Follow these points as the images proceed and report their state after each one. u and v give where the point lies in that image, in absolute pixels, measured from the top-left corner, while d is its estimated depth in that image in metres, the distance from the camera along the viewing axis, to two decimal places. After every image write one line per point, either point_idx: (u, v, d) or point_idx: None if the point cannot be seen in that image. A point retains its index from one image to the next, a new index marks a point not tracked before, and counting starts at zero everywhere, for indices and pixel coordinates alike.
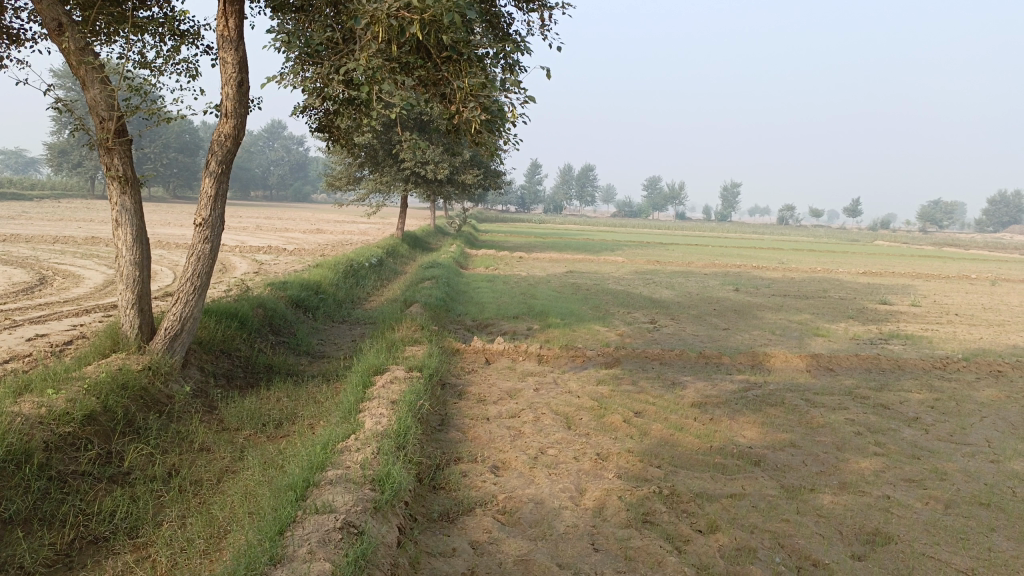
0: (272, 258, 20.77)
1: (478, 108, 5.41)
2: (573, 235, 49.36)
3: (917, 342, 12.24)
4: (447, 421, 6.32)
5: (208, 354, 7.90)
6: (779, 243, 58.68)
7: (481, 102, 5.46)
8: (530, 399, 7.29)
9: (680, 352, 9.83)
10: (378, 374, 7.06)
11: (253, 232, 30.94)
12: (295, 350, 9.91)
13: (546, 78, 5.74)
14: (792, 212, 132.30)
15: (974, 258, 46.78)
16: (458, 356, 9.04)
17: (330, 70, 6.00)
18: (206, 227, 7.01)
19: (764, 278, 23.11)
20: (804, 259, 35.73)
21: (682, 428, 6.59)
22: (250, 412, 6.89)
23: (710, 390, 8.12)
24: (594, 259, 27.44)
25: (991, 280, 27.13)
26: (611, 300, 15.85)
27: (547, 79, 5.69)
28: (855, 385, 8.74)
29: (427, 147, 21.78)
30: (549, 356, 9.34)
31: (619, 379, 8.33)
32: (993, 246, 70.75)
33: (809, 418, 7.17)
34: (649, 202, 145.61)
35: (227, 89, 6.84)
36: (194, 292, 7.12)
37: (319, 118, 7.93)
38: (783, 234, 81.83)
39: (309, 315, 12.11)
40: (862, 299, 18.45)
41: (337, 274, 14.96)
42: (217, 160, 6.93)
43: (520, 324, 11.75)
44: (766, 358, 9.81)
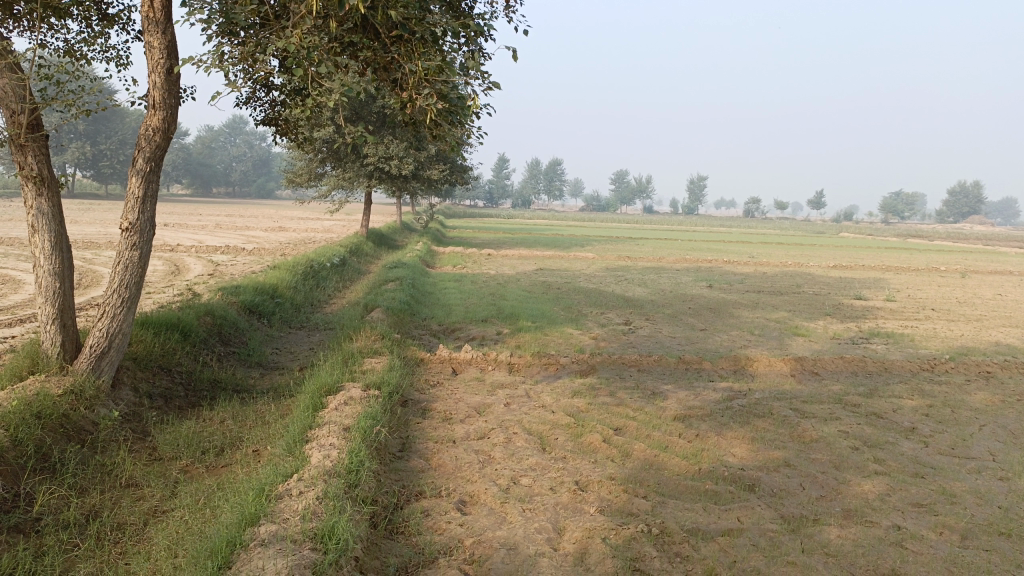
0: (229, 258, 19.87)
1: (433, 95, 4.80)
2: (542, 231, 48.94)
3: (899, 341, 11.83)
4: (408, 447, 5.68)
5: (144, 372, 7.17)
6: (748, 236, 58.72)
7: (438, 89, 4.86)
8: (500, 416, 6.66)
9: (659, 357, 9.28)
10: (331, 393, 6.38)
11: (213, 230, 29.89)
12: (246, 362, 9.17)
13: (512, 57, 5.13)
14: (757, 203, 133.33)
15: (938, 248, 47.20)
16: (422, 366, 8.39)
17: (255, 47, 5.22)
18: (134, 232, 6.29)
19: (736, 273, 22.71)
20: (773, 253, 35.47)
21: (667, 448, 6.02)
22: (187, 438, 6.20)
23: (693, 400, 7.57)
24: (564, 255, 26.84)
25: (960, 272, 27.11)
26: (583, 299, 15.28)
27: (513, 59, 5.09)
28: (843, 391, 8.26)
29: (390, 142, 21.02)
30: (519, 365, 8.73)
31: (595, 391, 7.74)
32: (953, 236, 72.02)
33: (801, 431, 6.65)
34: (617, 196, 145.43)
35: (154, 77, 6.14)
36: (122, 305, 6.39)
37: (262, 108, 7.35)
38: (752, 227, 82.21)
39: (263, 321, 11.35)
40: (836, 295, 18.10)
41: (296, 276, 14.19)
42: (145, 157, 6.21)
43: (489, 328, 11.12)
44: (749, 363, 9.29)
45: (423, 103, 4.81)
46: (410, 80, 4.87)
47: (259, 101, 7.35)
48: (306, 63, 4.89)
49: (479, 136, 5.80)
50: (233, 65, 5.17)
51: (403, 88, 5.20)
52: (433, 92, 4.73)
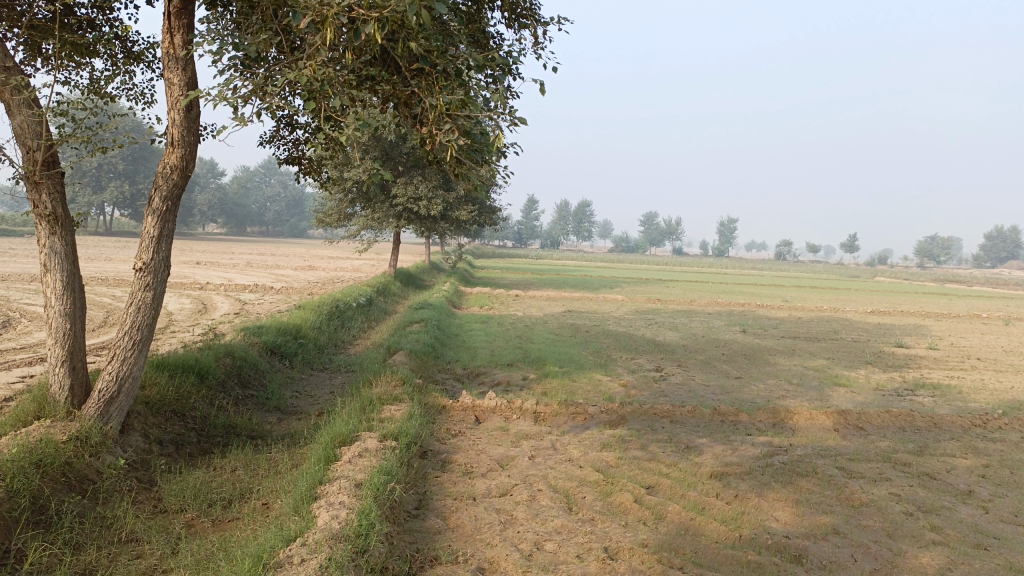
0: (257, 297, 19.80)
1: (455, 130, 4.52)
2: (571, 272, 48.67)
3: (946, 393, 11.23)
4: (425, 504, 5.30)
5: (156, 417, 6.91)
6: (780, 279, 57.89)
7: (460, 124, 4.58)
8: (524, 471, 6.27)
9: (693, 407, 8.82)
10: (346, 444, 6.05)
11: (244, 269, 30.04)
12: (264, 406, 8.88)
13: (542, 91, 4.88)
14: (788, 247, 132.12)
15: (975, 294, 46.05)
16: (444, 414, 8.04)
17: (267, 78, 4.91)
18: (148, 272, 6.09)
19: (771, 318, 22.13)
20: (808, 297, 34.72)
21: (703, 510, 5.58)
22: (194, 489, 5.90)
23: (730, 456, 7.12)
24: (593, 298, 26.47)
25: (1004, 319, 26.24)
26: (613, 343, 14.85)
27: (542, 94, 4.84)
28: (891, 448, 7.75)
29: (419, 182, 20.99)
30: (546, 414, 8.34)
31: (625, 443, 7.32)
32: (991, 281, 70.48)
33: (849, 494, 6.16)
34: (647, 238, 145.01)
35: (174, 114, 5.99)
36: (132, 347, 6.15)
37: (286, 147, 7.24)
38: (784, 271, 81.31)
39: (284, 363, 11.10)
40: (876, 342, 17.45)
41: (320, 316, 13.98)
42: (162, 195, 6.02)
43: (515, 373, 10.75)
44: (788, 416, 8.79)
45: (444, 138, 4.53)
46: (430, 114, 4.61)
47: (283, 140, 7.25)
48: (322, 96, 4.66)
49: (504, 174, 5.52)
50: (246, 98, 4.92)
51: (423, 123, 4.95)
52: (455, 127, 4.45)
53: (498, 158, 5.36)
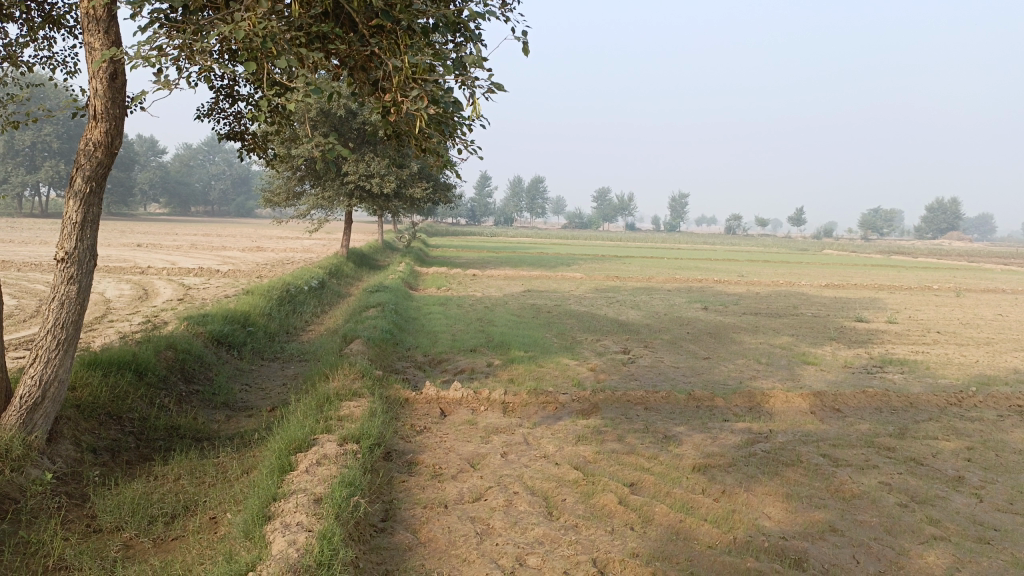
0: (202, 281, 18.91)
1: (425, 97, 3.97)
2: (527, 249, 48.21)
3: (914, 369, 11.11)
4: (391, 516, 4.80)
5: (89, 422, 6.28)
6: (732, 253, 58.32)
7: (430, 91, 4.03)
8: (497, 471, 5.81)
9: (667, 393, 8.46)
10: (302, 448, 5.51)
11: (190, 251, 28.86)
12: (210, 402, 8.25)
13: (521, 50, 4.35)
14: (739, 221, 133.86)
15: (918, 266, 47.07)
16: (407, 408, 7.53)
17: (196, 32, 4.25)
18: (72, 263, 5.42)
19: (730, 294, 22.02)
20: (762, 271, 34.94)
21: (691, 509, 5.21)
22: (133, 502, 5.31)
23: (711, 445, 6.77)
24: (552, 276, 26.04)
25: (954, 290, 26.65)
26: (576, 324, 14.45)
27: (522, 53, 4.32)
28: (872, 432, 7.50)
29: (371, 159, 20.26)
30: (515, 404, 7.89)
31: (601, 435, 6.92)
32: (933, 253, 72.24)
33: (839, 485, 5.87)
34: (600, 214, 145.37)
35: (95, 84, 5.30)
36: (57, 348, 5.48)
37: (227, 121, 6.61)
38: (734, 245, 82.12)
39: (232, 353, 10.42)
40: (836, 317, 17.42)
41: (270, 301, 13.26)
42: (84, 176, 5.36)
43: (479, 359, 10.25)
44: (764, 399, 8.48)
45: (412, 106, 3.98)
46: (394, 78, 4.05)
47: (223, 114, 6.62)
48: (265, 56, 4.07)
49: (473, 148, 4.97)
50: (172, 58, 4.26)
51: (385, 89, 4.39)
52: (425, 92, 3.90)
53: (466, 129, 4.81)
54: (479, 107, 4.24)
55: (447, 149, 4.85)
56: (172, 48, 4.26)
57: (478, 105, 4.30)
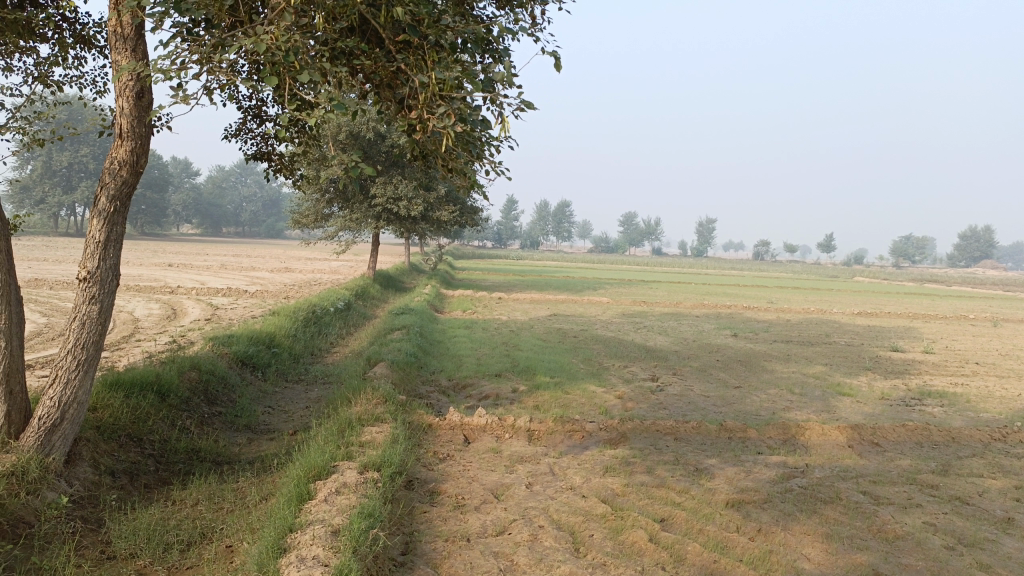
0: (229, 302, 18.96)
1: (452, 114, 3.83)
2: (553, 273, 48.02)
3: (954, 402, 10.72)
4: (412, 550, 4.62)
5: (108, 444, 6.19)
6: (761, 279, 57.64)
7: (457, 108, 3.90)
8: (522, 502, 5.61)
9: (697, 423, 8.21)
10: (323, 475, 5.36)
11: (219, 271, 29.08)
12: (232, 424, 8.15)
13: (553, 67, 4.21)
14: (767, 247, 132.70)
15: (952, 295, 46.16)
16: (430, 435, 7.36)
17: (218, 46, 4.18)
18: (93, 283, 5.36)
19: (760, 320, 21.64)
20: (792, 298, 34.43)
21: (725, 548, 4.97)
22: (150, 528, 5.18)
23: (745, 480, 6.51)
24: (578, 300, 25.81)
25: (992, 320, 25.98)
26: (603, 349, 14.22)
27: (554, 69, 4.17)
28: (913, 468, 7.19)
29: (399, 182, 20.29)
30: (541, 432, 7.69)
31: (630, 466, 6.69)
32: (968, 281, 70.85)
33: (881, 525, 5.59)
34: (626, 238, 144.94)
35: (122, 102, 5.27)
36: (77, 368, 5.41)
37: (254, 142, 6.57)
38: (763, 271, 81.28)
39: (256, 375, 10.34)
40: (870, 346, 16.99)
41: (295, 322, 13.21)
42: (109, 195, 5.30)
43: (504, 384, 10.07)
44: (799, 431, 8.19)
45: (439, 124, 3.84)
46: (421, 94, 3.92)
47: (250, 134, 6.58)
48: (288, 70, 3.98)
49: (501, 168, 4.82)
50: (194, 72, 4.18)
51: (411, 106, 4.27)
52: (452, 109, 3.76)
53: (493, 149, 4.67)
54: (509, 125, 4.10)
55: (475, 169, 4.70)
56: (194, 62, 4.19)
57: (508, 124, 4.15)
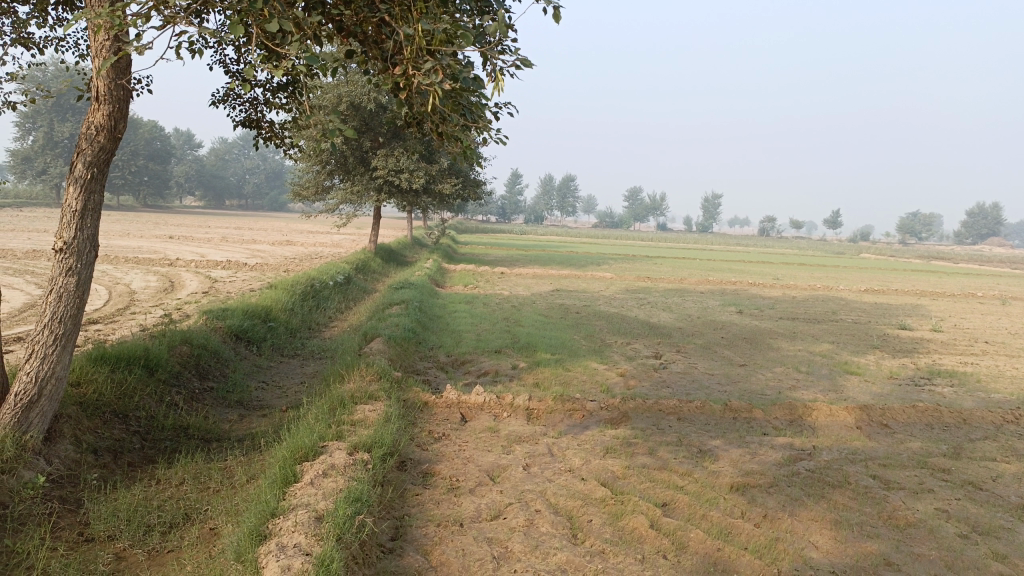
0: (228, 274, 18.73)
1: (440, 70, 3.54)
2: (556, 248, 47.70)
3: (965, 382, 10.48)
4: (401, 536, 4.41)
5: (92, 420, 5.98)
6: (766, 256, 57.20)
7: (447, 64, 3.60)
8: (518, 485, 5.39)
9: (702, 402, 7.97)
10: (311, 456, 5.15)
11: (220, 244, 28.84)
12: (224, 400, 7.94)
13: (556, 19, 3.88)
14: (772, 223, 132.01)
15: (960, 272, 45.65)
16: (426, 413, 7.14)
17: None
18: (70, 254, 5.12)
19: (765, 297, 21.36)
20: (798, 274, 34.07)
21: (729, 535, 4.76)
22: (131, 509, 4.98)
23: (750, 462, 6.29)
24: (581, 275, 25.53)
25: (1000, 298, 25.63)
26: (605, 326, 13.97)
27: (558, 21, 3.85)
28: (924, 451, 6.96)
29: (400, 154, 19.94)
30: (540, 411, 7.47)
31: (631, 448, 6.47)
32: (974, 259, 70.32)
33: (892, 511, 5.37)
34: (631, 213, 144.32)
35: (99, 63, 4.99)
36: (54, 343, 5.18)
37: (242, 109, 6.29)
38: (768, 247, 80.72)
39: (251, 349, 10.14)
40: (878, 324, 16.70)
41: (293, 296, 12.97)
42: (85, 162, 5.05)
43: (504, 360, 9.85)
44: (806, 412, 7.96)
45: (425, 81, 3.55)
46: (406, 49, 3.64)
47: (238, 100, 6.29)
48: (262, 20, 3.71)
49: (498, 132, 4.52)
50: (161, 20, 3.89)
51: (397, 62, 3.99)
52: (439, 66, 3.48)
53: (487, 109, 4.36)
54: (503, 84, 3.82)
55: (468, 131, 4.41)
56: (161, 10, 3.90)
57: (501, 82, 3.87)
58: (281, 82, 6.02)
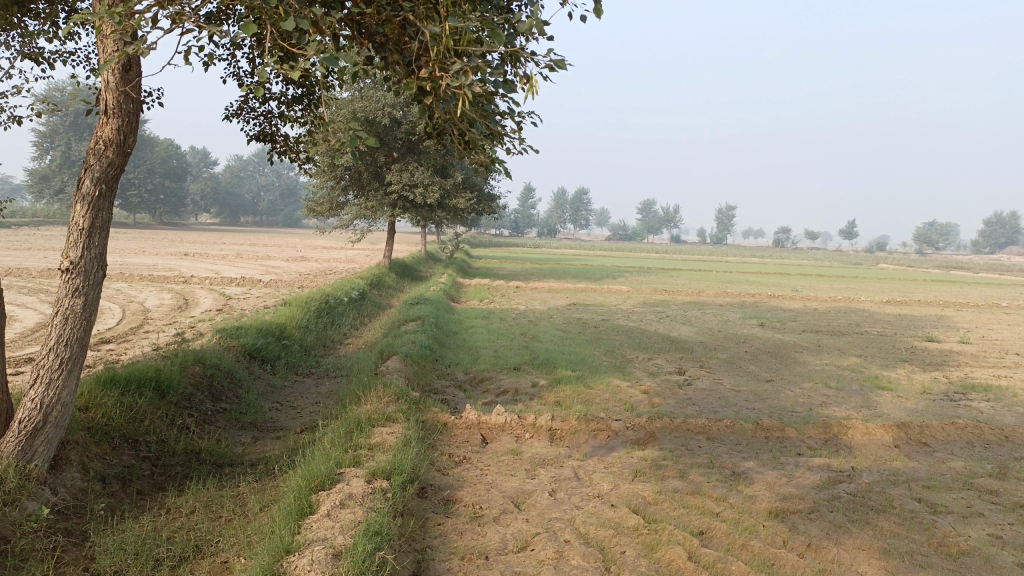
0: (243, 292, 18.59)
1: (468, 71, 3.30)
2: (570, 261, 47.47)
3: (1001, 396, 10.11)
4: (423, 571, 4.15)
5: (101, 445, 5.76)
6: (783, 267, 56.70)
7: (476, 65, 3.36)
8: (545, 512, 5.12)
9: (731, 421, 7.67)
10: (327, 485, 4.89)
11: (235, 260, 28.79)
12: (238, 422, 7.71)
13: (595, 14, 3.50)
14: (787, 234, 131.28)
15: (982, 281, 45.00)
16: (445, 435, 6.88)
17: None
18: (77, 274, 4.92)
19: (786, 309, 21.01)
20: (818, 286, 33.62)
21: (772, 567, 4.46)
22: (138, 541, 4.73)
23: (787, 486, 5.98)
24: (598, 289, 25.23)
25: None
26: (626, 340, 13.69)
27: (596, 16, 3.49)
28: (968, 471, 6.63)
29: (414, 168, 19.79)
30: (563, 432, 7.19)
31: (661, 470, 6.19)
32: (995, 268, 69.37)
33: (943, 538, 5.05)
34: (645, 225, 144.10)
35: (106, 76, 4.81)
36: (60, 367, 4.97)
37: (256, 122, 6.11)
38: (784, 258, 80.15)
39: (265, 369, 9.93)
40: (904, 336, 16.31)
41: (308, 313, 12.77)
42: (93, 178, 4.84)
43: (524, 378, 9.59)
44: (841, 430, 7.63)
45: (454, 83, 3.31)
46: (432, 49, 3.40)
47: (252, 113, 6.11)
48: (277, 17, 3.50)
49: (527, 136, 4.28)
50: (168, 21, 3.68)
51: (421, 65, 3.77)
52: (468, 65, 3.24)
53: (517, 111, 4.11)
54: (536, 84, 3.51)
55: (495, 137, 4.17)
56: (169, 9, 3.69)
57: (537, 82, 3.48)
58: (295, 93, 5.84)
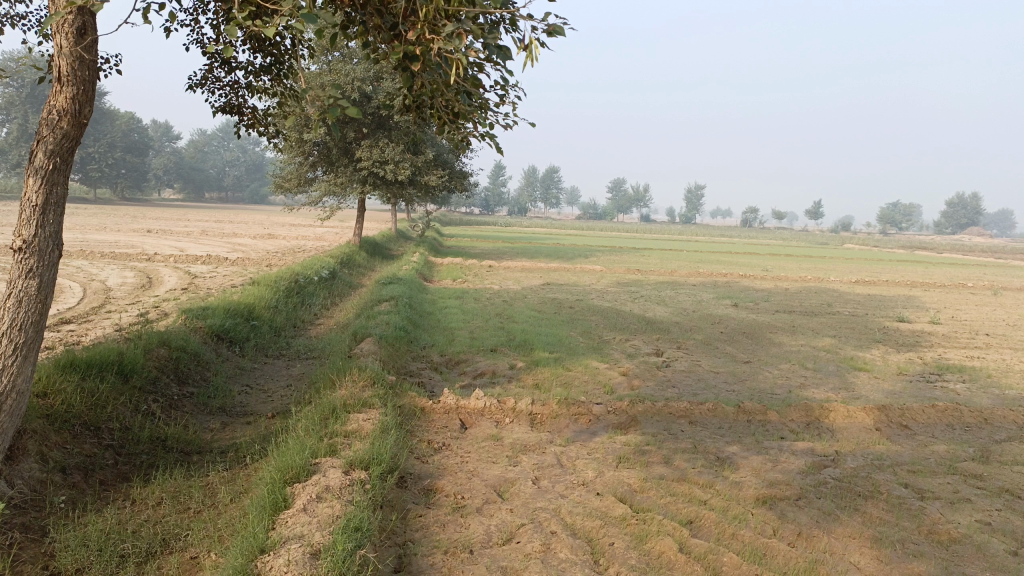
0: (209, 270, 18.11)
1: (463, 34, 3.09)
2: (541, 241, 47.22)
3: (976, 377, 10.15)
4: (405, 568, 3.96)
5: (59, 434, 5.45)
6: (751, 247, 57.03)
7: (471, 28, 3.14)
8: (529, 502, 4.95)
9: (714, 404, 7.56)
10: (302, 476, 4.66)
11: (201, 237, 28.11)
12: (205, 407, 7.42)
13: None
14: (755, 214, 132.41)
15: (944, 262, 45.74)
16: (423, 421, 6.66)
17: None
18: (30, 254, 4.60)
19: (758, 289, 21.06)
20: (788, 265, 33.88)
21: (765, 558, 4.34)
22: (101, 537, 4.46)
23: (773, 471, 5.88)
24: (571, 268, 25.07)
25: (991, 288, 25.55)
26: (601, 321, 13.56)
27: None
28: (951, 455, 6.59)
29: (385, 144, 19.38)
30: (543, 417, 7.01)
31: (645, 456, 6.05)
32: (957, 248, 70.59)
33: (933, 525, 4.98)
34: (614, 204, 144.39)
35: (60, 39, 4.44)
36: (14, 353, 4.64)
37: (222, 93, 5.78)
38: (752, 238, 80.77)
39: (234, 350, 9.62)
40: (875, 316, 16.42)
41: (277, 292, 12.42)
42: (46, 150, 4.50)
43: (501, 360, 9.40)
44: (823, 413, 7.56)
45: (447, 46, 3.10)
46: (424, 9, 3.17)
47: (217, 83, 5.77)
48: None
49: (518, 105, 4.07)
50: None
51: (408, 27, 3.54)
52: (463, 28, 3.06)
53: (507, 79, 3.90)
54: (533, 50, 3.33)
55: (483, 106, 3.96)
56: None
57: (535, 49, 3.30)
58: (264, 63, 5.51)
